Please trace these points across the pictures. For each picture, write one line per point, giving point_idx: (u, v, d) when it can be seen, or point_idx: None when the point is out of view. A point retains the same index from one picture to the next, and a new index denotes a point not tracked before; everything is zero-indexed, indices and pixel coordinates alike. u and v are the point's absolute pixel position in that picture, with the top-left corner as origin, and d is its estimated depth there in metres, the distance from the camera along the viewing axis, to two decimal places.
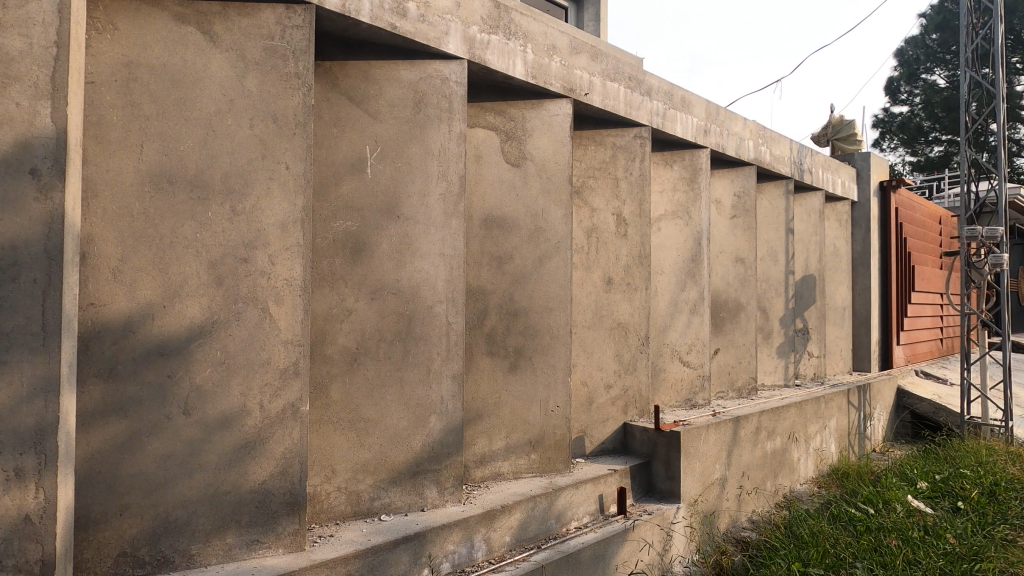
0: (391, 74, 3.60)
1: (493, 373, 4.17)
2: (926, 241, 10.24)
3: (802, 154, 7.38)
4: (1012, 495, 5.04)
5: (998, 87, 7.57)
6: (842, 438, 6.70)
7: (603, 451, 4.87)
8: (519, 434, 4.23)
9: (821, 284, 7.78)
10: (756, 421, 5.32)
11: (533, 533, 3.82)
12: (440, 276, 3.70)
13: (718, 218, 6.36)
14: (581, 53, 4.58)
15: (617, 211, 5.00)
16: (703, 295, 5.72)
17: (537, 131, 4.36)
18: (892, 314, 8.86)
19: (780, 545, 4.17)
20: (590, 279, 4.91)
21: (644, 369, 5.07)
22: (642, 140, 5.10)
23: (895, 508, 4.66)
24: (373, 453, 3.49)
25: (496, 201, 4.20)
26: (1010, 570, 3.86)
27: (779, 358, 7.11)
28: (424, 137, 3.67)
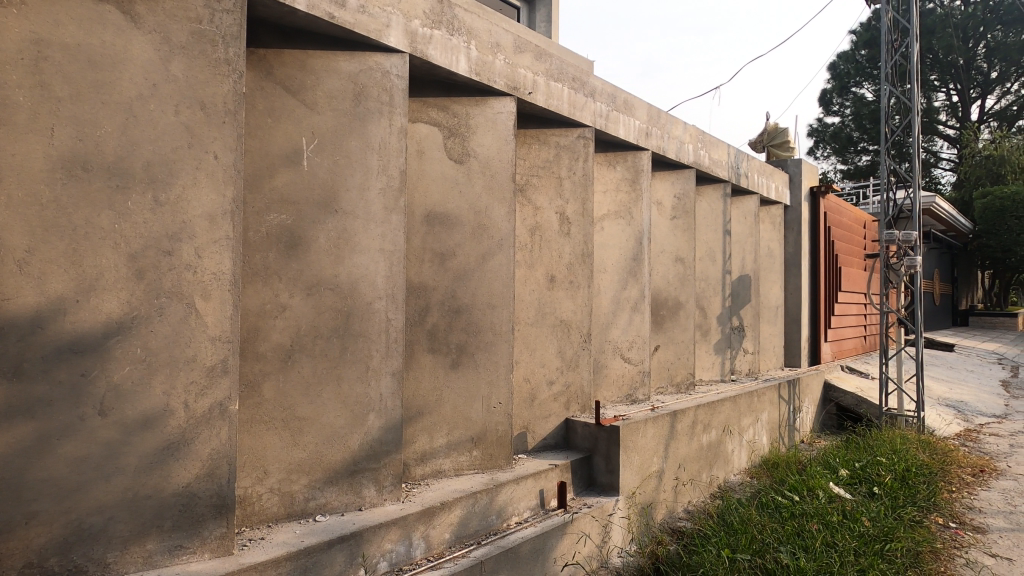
0: (330, 65, 3.53)
1: (435, 370, 4.15)
2: (851, 243, 10.89)
3: (738, 158, 7.70)
4: (921, 480, 5.44)
5: (914, 101, 8.12)
6: (773, 430, 7.04)
7: (545, 447, 4.94)
8: (460, 431, 4.23)
9: (755, 283, 8.14)
10: (692, 415, 5.52)
11: (473, 530, 3.83)
12: (380, 272, 3.64)
13: (659, 218, 6.55)
14: (525, 52, 4.62)
15: (560, 210, 5.07)
16: (644, 294, 5.88)
17: (480, 128, 4.37)
18: (820, 311, 9.39)
19: (711, 533, 4.35)
20: (534, 276, 4.96)
21: (586, 366, 5.17)
22: (586, 141, 5.19)
23: (818, 495, 4.94)
24: (307, 452, 3.41)
25: (438, 197, 4.18)
26: (917, 548, 4.14)
27: (716, 354, 7.39)
28: (364, 130, 3.61)
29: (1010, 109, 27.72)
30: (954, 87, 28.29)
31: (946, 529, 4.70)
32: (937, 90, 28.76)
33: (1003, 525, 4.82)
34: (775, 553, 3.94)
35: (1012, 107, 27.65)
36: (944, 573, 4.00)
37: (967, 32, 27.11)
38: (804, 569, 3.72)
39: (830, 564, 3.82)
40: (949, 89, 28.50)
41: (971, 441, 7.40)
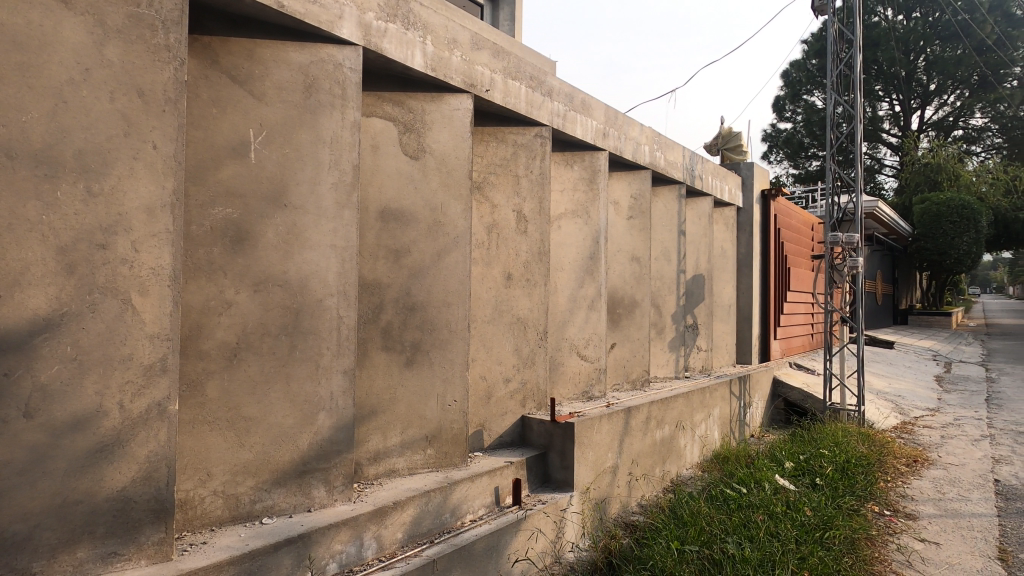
0: (279, 56, 3.43)
1: (389, 368, 4.10)
2: (800, 245, 11.33)
3: (693, 161, 7.89)
4: (860, 471, 5.72)
5: (856, 109, 8.48)
6: (724, 425, 7.25)
7: (501, 444, 4.95)
8: (414, 429, 4.19)
9: (709, 283, 8.35)
10: (646, 411, 5.64)
11: (427, 529, 3.80)
12: (332, 268, 3.57)
13: (616, 218, 6.65)
14: (483, 50, 4.61)
15: (518, 208, 5.09)
16: (600, 292, 5.95)
17: (436, 124, 4.34)
18: (770, 310, 9.73)
19: (662, 526, 4.45)
20: (490, 274, 4.96)
21: (542, 363, 5.21)
22: (543, 140, 5.22)
23: (764, 487, 5.13)
24: (254, 453, 3.31)
25: (393, 193, 4.13)
26: (854, 536, 4.34)
27: (670, 352, 7.56)
28: (315, 123, 3.53)
29: (946, 119, 29.38)
30: (897, 97, 29.77)
31: (881, 517, 4.94)
32: (881, 99, 30.22)
33: (932, 511, 5.11)
34: (722, 544, 4.06)
35: (948, 117, 29.29)
36: (878, 557, 4.20)
37: (908, 45, 28.56)
38: (748, 558, 3.84)
39: (773, 552, 3.96)
40: (892, 99, 29.97)
41: (906, 433, 7.81)
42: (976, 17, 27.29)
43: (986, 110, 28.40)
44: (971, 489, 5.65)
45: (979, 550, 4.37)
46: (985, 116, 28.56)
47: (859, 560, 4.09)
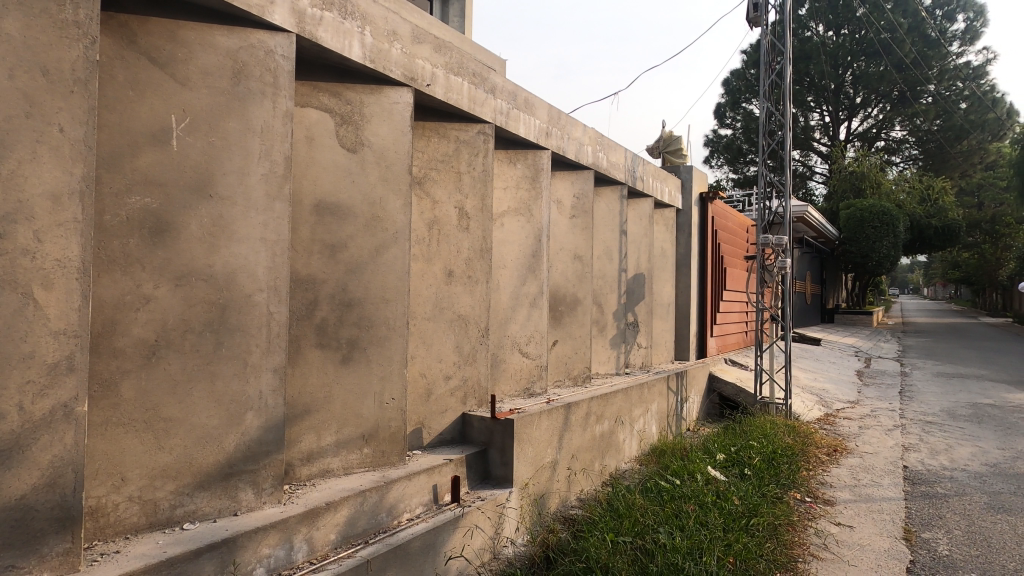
0: (205, 39, 3.28)
1: (324, 366, 3.99)
2: (735, 246, 11.83)
3: (635, 163, 8.11)
4: (785, 460, 6.03)
5: (786, 118, 8.92)
6: (662, 420, 7.48)
7: (441, 442, 4.92)
8: (350, 429, 4.10)
9: (649, 281, 8.58)
10: (586, 407, 5.74)
11: (362, 529, 3.73)
12: (262, 263, 3.44)
13: (558, 217, 6.72)
14: (424, 43, 4.57)
15: (459, 204, 5.07)
16: (542, 289, 6.02)
17: (376, 118, 4.26)
18: (707, 308, 10.11)
19: (599, 519, 4.55)
20: (431, 271, 4.91)
21: (483, 360, 5.22)
22: (485, 137, 5.23)
23: (696, 478, 5.34)
24: (174, 456, 3.15)
25: (329, 186, 4.03)
26: (776, 522, 4.58)
27: (612, 349, 7.72)
28: (245, 111, 3.39)
29: (870, 131, 31.23)
30: (826, 108, 31.58)
31: (802, 503, 5.24)
32: (813, 110, 31.93)
33: (848, 497, 5.45)
34: (654, 534, 4.20)
35: (872, 129, 31.28)
36: (798, 542, 4.44)
37: (837, 60, 30.30)
38: (678, 547, 3.98)
39: (702, 540, 4.11)
40: (822, 110, 31.73)
41: (829, 424, 8.30)
42: (897, 37, 28.81)
43: (905, 124, 30.53)
44: (882, 475, 6.07)
45: (886, 531, 4.70)
46: (903, 129, 30.68)
47: (780, 544, 4.31)
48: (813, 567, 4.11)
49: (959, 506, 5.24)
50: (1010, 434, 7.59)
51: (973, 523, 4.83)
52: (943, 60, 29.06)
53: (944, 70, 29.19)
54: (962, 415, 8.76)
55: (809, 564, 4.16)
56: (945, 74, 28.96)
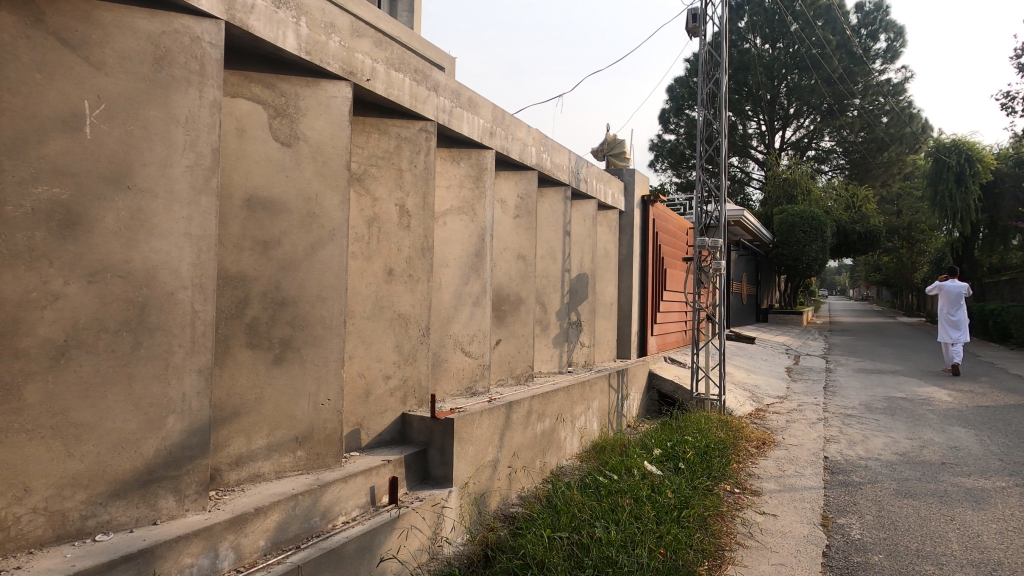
0: (124, 22, 3.10)
1: (255, 366, 3.85)
2: (675, 247, 12.24)
3: (578, 164, 8.25)
4: (717, 454, 6.30)
5: (721, 125, 9.30)
6: (603, 417, 7.64)
7: (379, 443, 4.85)
8: (283, 431, 3.98)
9: (592, 281, 8.75)
10: (527, 405, 5.80)
11: (294, 534, 3.62)
12: (185, 259, 3.29)
13: (502, 216, 6.74)
14: (363, 37, 4.49)
15: (400, 202, 5.02)
16: (485, 289, 6.04)
17: (312, 111, 4.15)
18: (647, 308, 10.42)
19: (537, 516, 4.61)
20: (371, 269, 4.82)
21: (423, 360, 5.19)
22: (428, 135, 5.19)
23: (633, 473, 5.50)
24: (86, 463, 2.96)
25: (261, 180, 3.89)
26: (706, 512, 4.78)
27: (555, 347, 7.83)
28: (167, 99, 3.22)
29: (802, 141, 33.00)
30: (763, 117, 33.16)
31: (731, 494, 5.49)
32: (750, 119, 33.44)
33: (773, 487, 5.76)
34: (590, 529, 4.30)
35: (804, 138, 33.07)
36: (726, 531, 4.65)
37: (773, 72, 31.88)
38: (613, 540, 4.08)
39: (635, 533, 4.24)
40: (759, 119, 33.30)
41: (759, 419, 8.73)
42: (825, 53, 30.56)
43: (833, 135, 32.49)
44: (805, 465, 6.44)
45: (806, 518, 4.99)
46: (832, 140, 32.60)
47: (709, 533, 4.50)
48: (738, 555, 4.31)
49: (871, 492, 5.62)
50: (918, 425, 8.21)
51: (882, 508, 5.20)
52: (867, 77, 31.14)
53: (868, 85, 31.27)
54: (878, 408, 9.42)
55: (735, 552, 4.36)
56: (869, 90, 31.18)
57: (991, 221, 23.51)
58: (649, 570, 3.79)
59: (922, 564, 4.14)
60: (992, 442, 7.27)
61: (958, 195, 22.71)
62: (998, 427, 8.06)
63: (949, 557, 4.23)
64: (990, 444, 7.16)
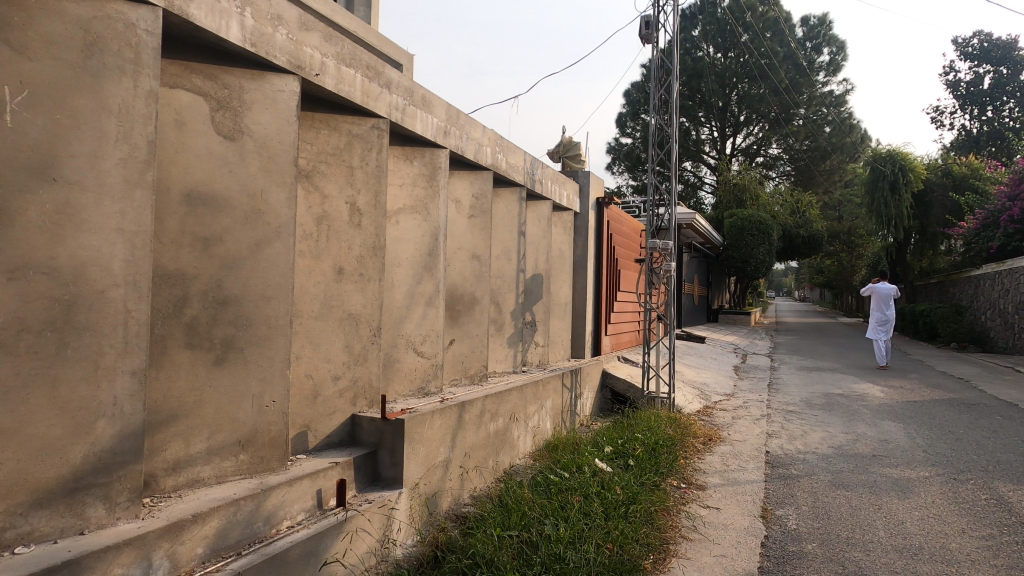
0: (51, 5, 2.94)
1: (194, 368, 3.71)
2: (628, 249, 12.51)
3: (534, 165, 8.32)
4: (665, 450, 6.46)
5: (672, 130, 9.55)
6: (556, 415, 7.73)
7: (327, 445, 4.76)
8: (224, 434, 3.86)
9: (547, 281, 8.83)
10: (480, 404, 5.81)
11: (234, 540, 3.51)
12: (118, 256, 3.14)
13: (456, 216, 6.71)
14: (312, 31, 4.41)
15: (351, 200, 4.94)
16: (438, 288, 6.02)
17: (257, 105, 4.03)
18: (601, 308, 10.60)
19: (488, 515, 4.63)
20: (319, 268, 4.73)
21: (374, 360, 5.12)
22: (380, 132, 5.13)
23: (584, 471, 5.60)
24: (5, 471, 2.78)
25: (202, 175, 3.74)
26: (653, 507, 4.91)
27: (509, 347, 7.86)
28: (99, 88, 3.07)
29: (752, 147, 34.27)
30: (715, 124, 34.24)
31: (678, 489, 5.66)
32: (703, 125, 34.47)
33: (717, 481, 5.96)
34: (540, 527, 4.35)
35: (753, 145, 34.33)
36: (671, 525, 4.79)
37: (724, 80, 32.98)
38: (561, 537, 4.14)
39: (583, 530, 4.31)
40: (711, 125, 34.37)
41: (707, 415, 9.02)
42: (773, 64, 31.90)
43: (780, 142, 33.87)
44: (748, 460, 6.69)
45: (747, 511, 5.19)
46: (779, 147, 33.97)
47: (655, 527, 4.63)
48: (682, 548, 4.45)
49: (808, 484, 5.90)
50: (853, 420, 8.66)
51: (817, 499, 5.47)
52: (811, 88, 32.59)
53: (812, 96, 32.75)
54: (817, 404, 9.88)
55: (679, 545, 4.49)
56: (814, 100, 32.71)
57: (921, 228, 25.02)
58: (596, 565, 3.86)
59: (851, 551, 4.38)
60: (918, 435, 7.74)
61: (892, 202, 24.06)
62: (924, 420, 8.59)
63: (876, 543, 4.49)
64: (916, 437, 7.62)
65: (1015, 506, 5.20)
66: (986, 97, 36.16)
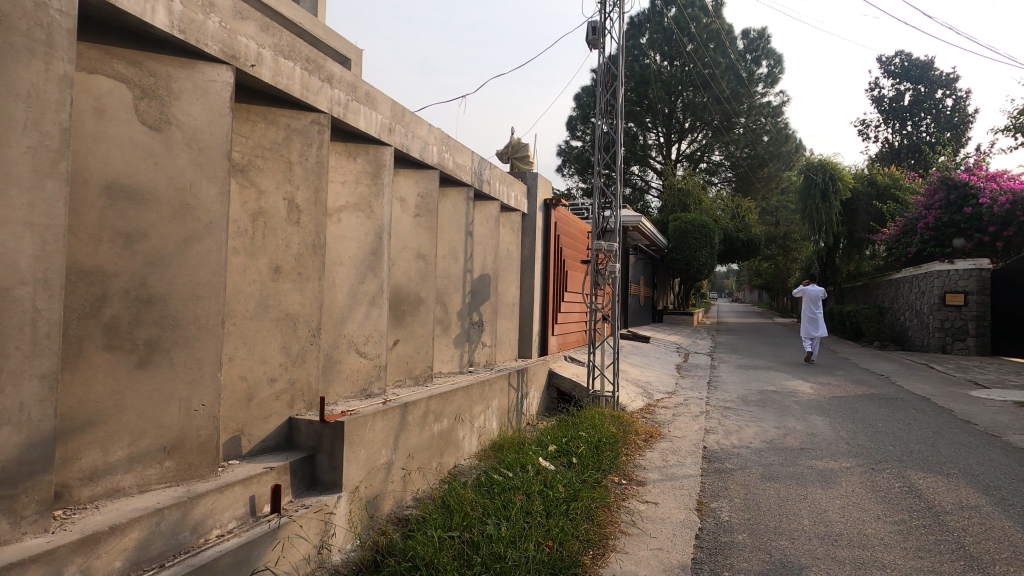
0: None
1: (114, 370, 3.50)
2: (575, 250, 12.70)
3: (481, 165, 8.31)
4: (607, 448, 6.60)
5: (618, 135, 9.76)
6: (502, 415, 7.75)
7: (262, 450, 4.60)
8: (148, 440, 3.66)
9: (494, 281, 8.84)
10: (424, 405, 5.75)
11: (158, 552, 3.33)
12: (26, 251, 2.92)
13: (401, 215, 6.61)
14: (247, 20, 4.25)
15: (289, 196, 4.79)
16: (381, 288, 5.92)
17: (187, 95, 3.85)
18: (548, 308, 10.72)
19: (429, 517, 4.60)
20: (254, 266, 4.55)
21: (313, 361, 4.98)
22: (321, 127, 5.01)
23: (527, 470, 5.64)
24: None
25: (124, 166, 3.53)
26: (594, 503, 5.01)
27: (455, 347, 7.83)
28: (4, 70, 2.84)
29: (696, 153, 35.52)
30: (661, 130, 35.27)
31: (618, 485, 5.80)
32: (650, 130, 35.43)
33: (657, 476, 6.15)
34: (481, 526, 4.36)
35: (697, 152, 35.58)
36: (611, 521, 4.89)
37: (671, 88, 34.01)
38: (502, 536, 4.17)
39: (524, 528, 4.35)
40: (658, 131, 35.39)
41: (649, 413, 9.27)
42: (716, 74, 33.14)
43: (722, 150, 35.25)
44: (685, 456, 6.91)
45: (684, 504, 5.37)
46: (721, 154, 35.35)
47: (595, 522, 4.73)
48: (620, 542, 4.56)
49: (740, 477, 6.17)
50: (784, 415, 9.11)
51: (748, 491, 5.72)
52: (751, 98, 34.10)
53: (752, 106, 34.26)
54: (752, 400, 10.34)
55: (618, 540, 4.60)
56: (753, 110, 34.23)
57: (848, 234, 26.58)
58: (536, 562, 3.90)
59: (777, 539, 4.60)
60: (842, 428, 8.23)
61: (823, 209, 25.46)
62: (847, 415, 9.14)
63: (800, 531, 4.74)
64: (839, 431, 8.10)
65: (924, 492, 5.61)
66: (906, 113, 38.89)
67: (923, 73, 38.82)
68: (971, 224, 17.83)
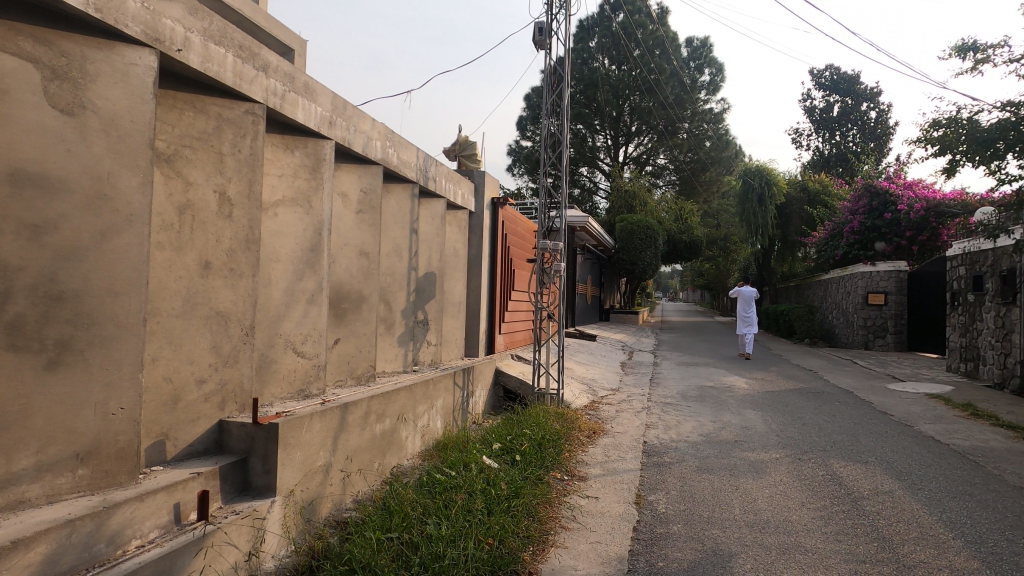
0: None
1: (19, 372, 3.22)
2: (522, 249, 12.76)
3: (427, 162, 8.22)
4: (550, 445, 6.66)
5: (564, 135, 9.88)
6: (447, 414, 7.70)
7: (189, 455, 4.37)
8: (59, 447, 3.41)
9: (439, 280, 8.77)
10: (365, 405, 5.63)
11: (68, 566, 3.11)
12: None
13: (343, 211, 6.44)
14: (174, 2, 4.03)
15: (219, 188, 4.58)
16: (321, 286, 5.75)
17: (105, 78, 3.61)
18: (495, 306, 10.72)
19: (368, 519, 4.51)
20: (181, 261, 4.32)
21: (246, 362, 4.79)
22: (254, 118, 4.82)
23: (471, 468, 5.62)
24: None
25: (31, 152, 3.27)
26: (535, 499, 5.05)
27: (399, 346, 7.71)
28: None
29: (642, 156, 36.47)
30: (608, 132, 36.02)
31: (560, 481, 5.87)
32: (598, 133, 36.12)
33: (598, 471, 6.27)
34: (421, 527, 4.31)
35: (643, 154, 36.54)
36: (551, 516, 4.95)
37: (618, 92, 34.79)
38: (441, 536, 4.14)
39: (464, 527, 4.33)
40: (605, 134, 36.13)
41: (593, 410, 9.43)
42: (661, 80, 34.14)
43: (667, 153, 36.35)
44: (626, 451, 7.08)
45: (623, 498, 5.50)
46: (666, 157, 36.44)
47: (536, 518, 4.77)
48: (560, 537, 4.63)
49: (678, 470, 6.38)
50: (721, 410, 9.48)
51: (685, 484, 5.91)
52: (694, 105, 35.33)
53: (695, 112, 35.50)
54: (691, 396, 10.69)
55: (558, 535, 4.66)
56: (696, 116, 35.48)
57: (782, 236, 27.97)
58: (475, 560, 3.90)
59: (710, 529, 4.77)
60: (772, 421, 8.65)
61: (759, 213, 26.66)
62: (778, 408, 9.62)
63: (731, 520, 4.94)
64: (770, 423, 8.52)
65: (844, 480, 5.97)
66: (835, 124, 41.30)
67: (850, 86, 41.35)
68: (891, 230, 19.14)
